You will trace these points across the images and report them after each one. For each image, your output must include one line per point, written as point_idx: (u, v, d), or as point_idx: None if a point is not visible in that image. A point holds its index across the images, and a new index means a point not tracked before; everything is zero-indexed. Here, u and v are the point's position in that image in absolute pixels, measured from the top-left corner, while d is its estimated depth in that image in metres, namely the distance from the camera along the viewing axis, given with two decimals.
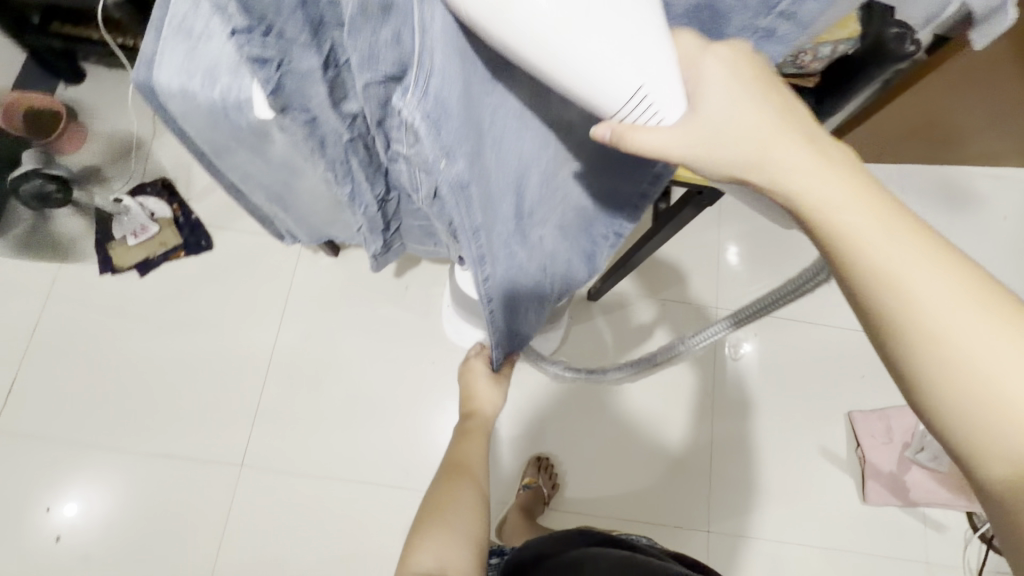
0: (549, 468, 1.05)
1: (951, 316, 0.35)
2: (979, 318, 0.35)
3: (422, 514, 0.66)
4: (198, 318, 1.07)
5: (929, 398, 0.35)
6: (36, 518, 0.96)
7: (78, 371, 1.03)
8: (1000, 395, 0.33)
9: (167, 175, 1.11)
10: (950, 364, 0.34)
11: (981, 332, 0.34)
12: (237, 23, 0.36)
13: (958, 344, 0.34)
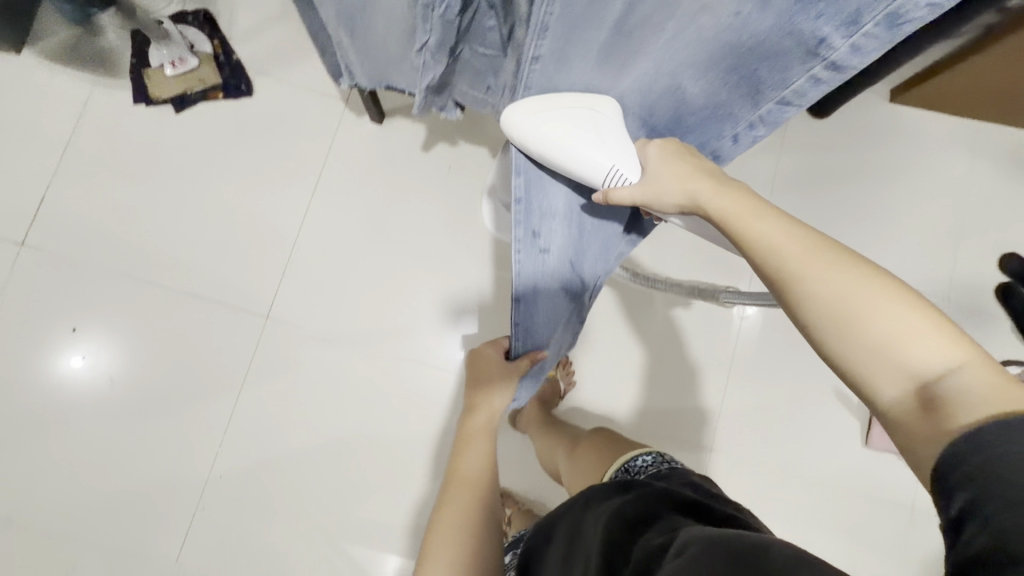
0: (567, 366, 1.08)
1: (849, 281, 0.44)
2: (874, 284, 0.44)
3: (428, 538, 0.66)
4: (229, 166, 1.02)
5: (871, 376, 0.42)
6: (63, 337, 0.98)
7: (108, 202, 1.01)
8: (897, 338, 0.41)
9: (210, 7, 1.03)
10: (857, 325, 0.43)
11: (884, 307, 0.42)
12: None
13: (869, 318, 0.43)
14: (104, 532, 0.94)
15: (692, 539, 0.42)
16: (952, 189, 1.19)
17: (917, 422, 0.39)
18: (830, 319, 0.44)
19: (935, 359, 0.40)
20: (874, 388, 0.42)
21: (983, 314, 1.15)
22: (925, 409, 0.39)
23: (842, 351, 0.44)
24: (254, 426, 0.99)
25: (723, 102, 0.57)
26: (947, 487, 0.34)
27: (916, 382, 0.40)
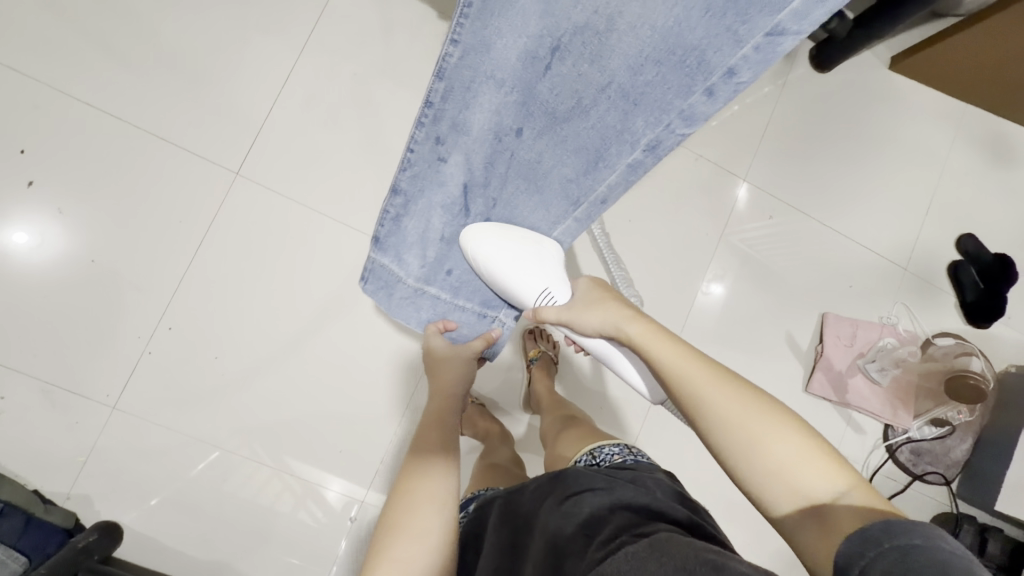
0: (548, 335, 1.08)
1: (745, 411, 0.48)
2: (751, 405, 0.48)
3: (374, 548, 0.56)
4: (212, 12, 0.96)
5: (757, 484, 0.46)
6: (9, 157, 0.90)
7: (76, 21, 0.93)
8: (778, 452, 0.46)
9: None
10: (743, 441, 0.47)
11: (769, 420, 0.47)
12: None
13: (768, 450, 0.46)
14: (41, 366, 0.90)
15: (661, 537, 0.39)
16: (925, 163, 1.24)
17: (790, 517, 0.44)
18: (712, 422, 0.49)
19: (827, 482, 0.43)
20: (765, 500, 0.46)
21: (930, 285, 1.23)
22: (821, 524, 0.42)
23: (729, 463, 0.48)
24: (214, 283, 0.96)
25: (693, 48, 0.50)
26: (841, 568, 0.38)
27: (808, 500, 0.43)
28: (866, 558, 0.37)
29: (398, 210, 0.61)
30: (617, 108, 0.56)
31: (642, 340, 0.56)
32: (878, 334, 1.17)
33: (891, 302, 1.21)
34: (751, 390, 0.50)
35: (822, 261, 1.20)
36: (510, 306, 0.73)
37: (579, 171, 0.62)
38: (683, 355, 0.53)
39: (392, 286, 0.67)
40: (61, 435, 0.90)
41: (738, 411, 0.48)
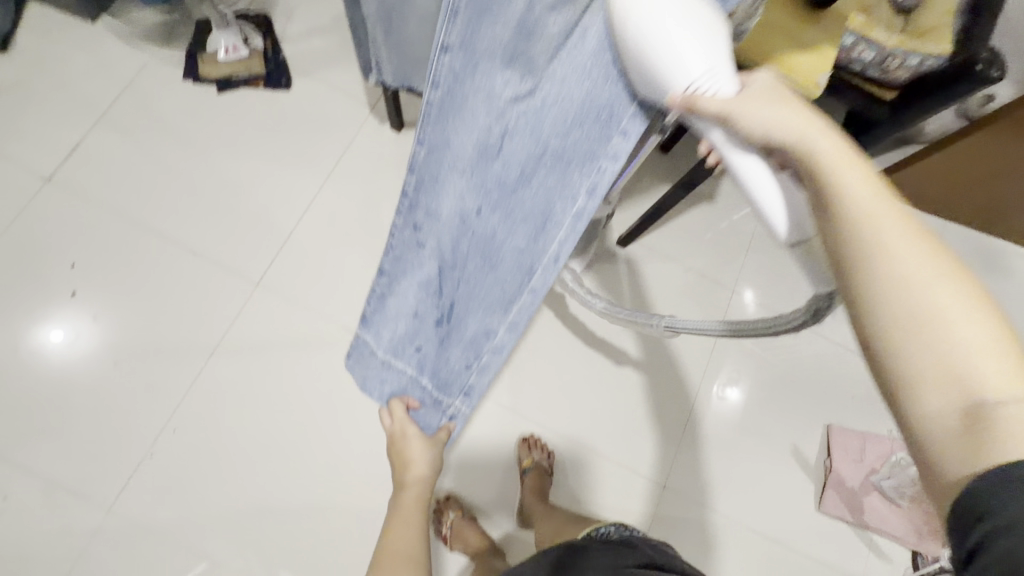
0: (542, 443, 1.06)
1: (904, 266, 0.35)
2: (930, 268, 0.35)
3: None
4: (253, 149, 1.12)
5: (901, 393, 0.34)
6: (59, 271, 1.01)
7: (137, 155, 1.09)
8: (953, 351, 0.33)
9: (268, 12, 1.18)
10: (893, 311, 0.35)
11: (952, 305, 0.34)
12: None
13: (939, 336, 0.33)
14: (48, 466, 0.93)
15: None
16: None
17: (954, 441, 0.32)
18: (877, 256, 0.36)
19: (998, 381, 0.32)
20: (921, 416, 0.34)
21: None
22: (976, 439, 0.31)
23: (900, 351, 0.34)
24: (223, 385, 1.01)
25: (603, 104, 0.50)
26: (962, 527, 0.31)
27: (976, 404, 0.32)
28: (1011, 506, 0.29)
29: (383, 288, 0.74)
30: (556, 172, 0.53)
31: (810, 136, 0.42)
32: (887, 448, 1.13)
33: None
34: (939, 249, 0.36)
35: (822, 369, 1.19)
36: (463, 391, 0.74)
37: (532, 239, 0.57)
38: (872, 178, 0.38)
39: (367, 360, 0.81)
40: (53, 538, 0.91)
41: (892, 303, 0.35)
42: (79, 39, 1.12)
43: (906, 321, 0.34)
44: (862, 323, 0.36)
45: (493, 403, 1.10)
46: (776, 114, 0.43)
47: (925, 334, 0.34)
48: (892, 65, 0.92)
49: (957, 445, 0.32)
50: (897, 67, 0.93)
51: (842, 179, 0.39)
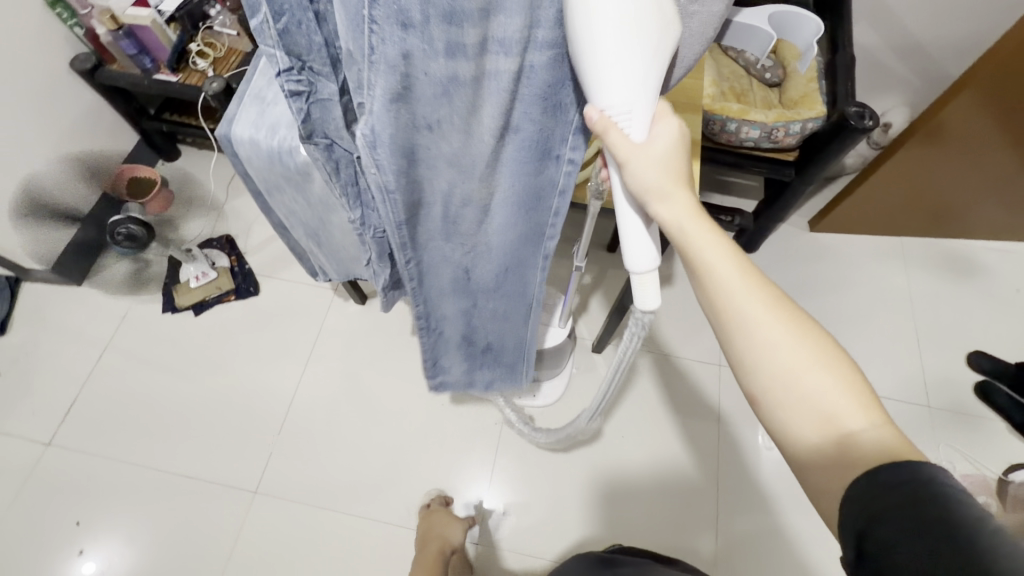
0: None
1: (763, 316, 0.42)
2: (784, 321, 0.42)
3: None
4: (233, 358, 1.19)
5: (777, 434, 0.42)
6: (65, 530, 1.03)
7: (130, 395, 1.15)
8: (809, 397, 0.40)
9: (230, 232, 1.31)
10: (754, 347, 0.42)
11: (793, 350, 0.41)
12: (279, 65, 0.45)
13: (801, 386, 0.40)
14: None
15: None
16: (890, 299, 1.26)
17: (826, 465, 0.38)
18: (729, 326, 0.43)
19: (852, 414, 0.38)
20: (795, 445, 0.40)
21: (966, 413, 1.14)
22: (839, 456, 0.37)
23: (767, 405, 0.42)
24: None
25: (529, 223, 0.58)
26: (847, 534, 0.34)
27: (833, 432, 0.38)
28: (890, 527, 0.31)
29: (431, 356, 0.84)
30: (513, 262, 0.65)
31: (676, 190, 0.45)
32: None
33: (934, 446, 1.11)
34: (785, 303, 0.43)
35: None
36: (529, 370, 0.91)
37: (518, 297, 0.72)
38: (716, 240, 0.45)
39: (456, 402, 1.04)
40: None
41: (760, 357, 0.42)
42: (66, 302, 1.24)
43: (771, 378, 0.41)
44: (744, 379, 0.43)
45: (515, 554, 1.02)
46: (645, 171, 0.44)
47: (786, 388, 0.40)
48: (780, 135, 1.01)
49: (820, 474, 0.38)
50: (784, 136, 1.01)
51: (692, 243, 0.45)
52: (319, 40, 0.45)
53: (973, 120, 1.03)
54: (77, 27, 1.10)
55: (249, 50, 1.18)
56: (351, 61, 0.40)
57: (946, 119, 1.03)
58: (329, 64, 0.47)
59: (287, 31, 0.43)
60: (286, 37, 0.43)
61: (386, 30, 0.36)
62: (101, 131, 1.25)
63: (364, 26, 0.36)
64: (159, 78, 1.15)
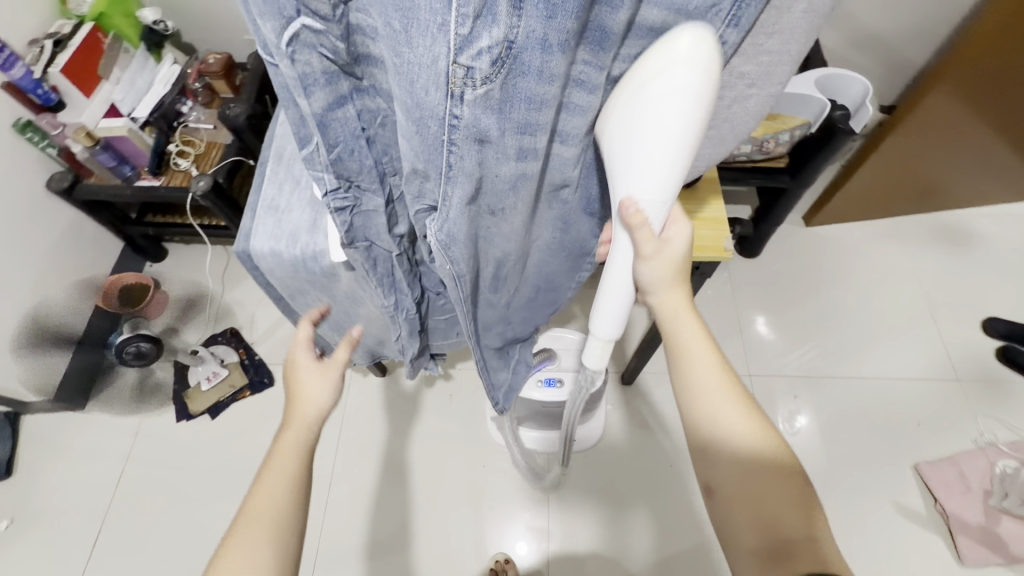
0: None
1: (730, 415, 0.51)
2: (746, 421, 0.50)
3: None
4: (258, 456, 1.14)
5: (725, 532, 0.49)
6: None
7: (158, 515, 1.10)
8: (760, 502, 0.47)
9: (233, 324, 1.28)
10: (714, 440, 0.51)
11: (745, 449, 0.49)
12: (328, 186, 0.49)
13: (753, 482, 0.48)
14: None
15: None
16: (896, 280, 1.28)
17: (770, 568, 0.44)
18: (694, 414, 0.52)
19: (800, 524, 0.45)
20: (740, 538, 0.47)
21: (994, 380, 1.16)
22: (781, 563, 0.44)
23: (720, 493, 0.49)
24: None
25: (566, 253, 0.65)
26: None
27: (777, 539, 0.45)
28: None
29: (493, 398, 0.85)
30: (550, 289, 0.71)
31: (670, 290, 0.55)
32: (985, 462, 1.06)
33: (972, 419, 1.12)
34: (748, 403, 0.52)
35: (873, 413, 1.14)
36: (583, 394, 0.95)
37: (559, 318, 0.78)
38: (697, 334, 0.54)
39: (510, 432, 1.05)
40: None
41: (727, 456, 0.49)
42: (72, 427, 1.18)
43: (731, 471, 0.49)
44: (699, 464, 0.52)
45: None
46: (654, 270, 0.53)
47: (741, 487, 0.48)
48: (772, 146, 1.02)
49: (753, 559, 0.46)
50: (775, 145, 1.01)
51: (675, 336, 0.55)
52: (370, 162, 0.48)
53: (950, 102, 1.06)
54: (50, 147, 1.07)
55: (228, 141, 1.16)
56: (420, 171, 0.44)
57: (925, 106, 1.07)
58: (377, 180, 0.50)
59: (340, 159, 0.46)
60: (338, 164, 0.47)
61: (465, 148, 0.40)
62: (84, 245, 1.21)
63: (443, 149, 0.39)
64: (142, 184, 1.12)
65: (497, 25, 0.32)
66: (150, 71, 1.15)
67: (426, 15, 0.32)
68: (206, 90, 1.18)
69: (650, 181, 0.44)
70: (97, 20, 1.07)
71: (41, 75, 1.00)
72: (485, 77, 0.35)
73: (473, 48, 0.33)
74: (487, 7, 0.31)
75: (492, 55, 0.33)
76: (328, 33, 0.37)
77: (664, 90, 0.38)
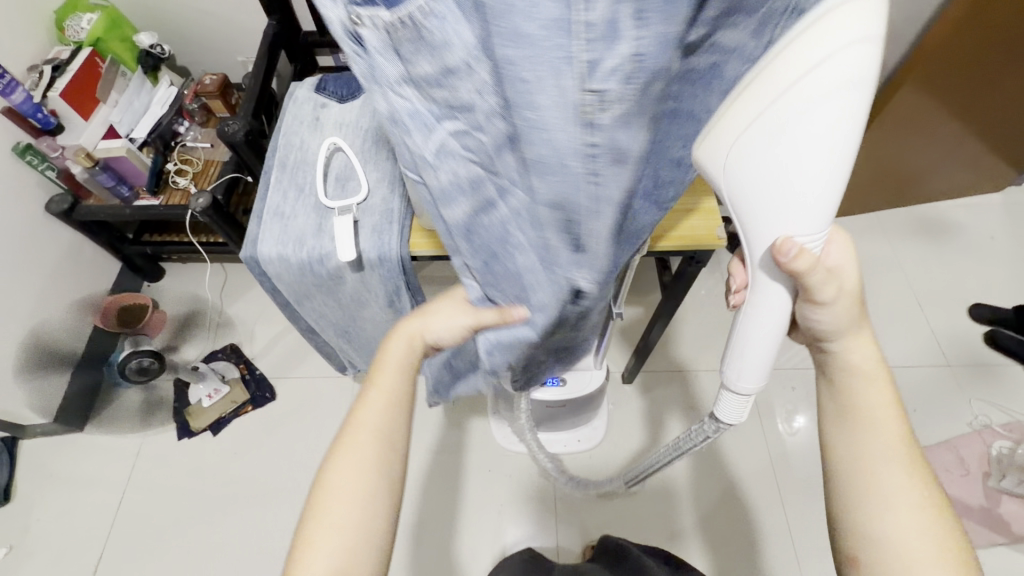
0: None
1: (906, 465, 0.44)
2: (914, 477, 0.44)
3: None
4: (262, 471, 1.14)
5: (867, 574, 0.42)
6: None
7: (163, 536, 1.08)
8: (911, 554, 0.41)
9: (233, 340, 1.28)
10: (886, 486, 0.43)
11: (913, 499, 0.43)
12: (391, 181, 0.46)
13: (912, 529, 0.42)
14: None
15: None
16: (885, 272, 1.31)
17: None
18: (861, 453, 0.45)
19: None
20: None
21: (985, 365, 1.18)
22: None
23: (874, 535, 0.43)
24: None
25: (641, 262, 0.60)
26: None
27: None
28: None
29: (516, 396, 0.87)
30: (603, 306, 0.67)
31: (850, 326, 0.47)
32: (982, 445, 1.08)
33: (967, 403, 1.14)
34: (918, 457, 0.45)
35: None
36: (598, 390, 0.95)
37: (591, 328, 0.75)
38: (875, 369, 0.47)
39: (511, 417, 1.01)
40: None
41: (895, 495, 0.43)
42: (72, 451, 1.17)
43: (892, 501, 0.43)
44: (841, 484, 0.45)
45: None
46: (835, 314, 0.46)
47: (906, 533, 0.42)
48: None
49: None
50: None
51: (843, 370, 0.48)
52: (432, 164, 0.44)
53: (922, 98, 1.11)
54: (49, 169, 1.08)
55: (225, 158, 1.19)
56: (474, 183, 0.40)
57: (899, 101, 1.12)
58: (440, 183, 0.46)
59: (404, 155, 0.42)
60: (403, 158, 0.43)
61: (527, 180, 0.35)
62: (82, 266, 1.22)
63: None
64: (140, 204, 1.13)
65: (620, 42, 0.25)
66: (146, 93, 1.17)
67: (537, 29, 0.25)
68: (202, 110, 1.21)
69: (809, 216, 0.37)
70: (94, 45, 1.10)
71: (40, 99, 1.02)
72: (610, 102, 0.28)
73: (599, 69, 0.26)
74: (612, 21, 0.25)
75: (621, 75, 0.27)
76: (388, 23, 0.31)
77: (800, 112, 0.31)
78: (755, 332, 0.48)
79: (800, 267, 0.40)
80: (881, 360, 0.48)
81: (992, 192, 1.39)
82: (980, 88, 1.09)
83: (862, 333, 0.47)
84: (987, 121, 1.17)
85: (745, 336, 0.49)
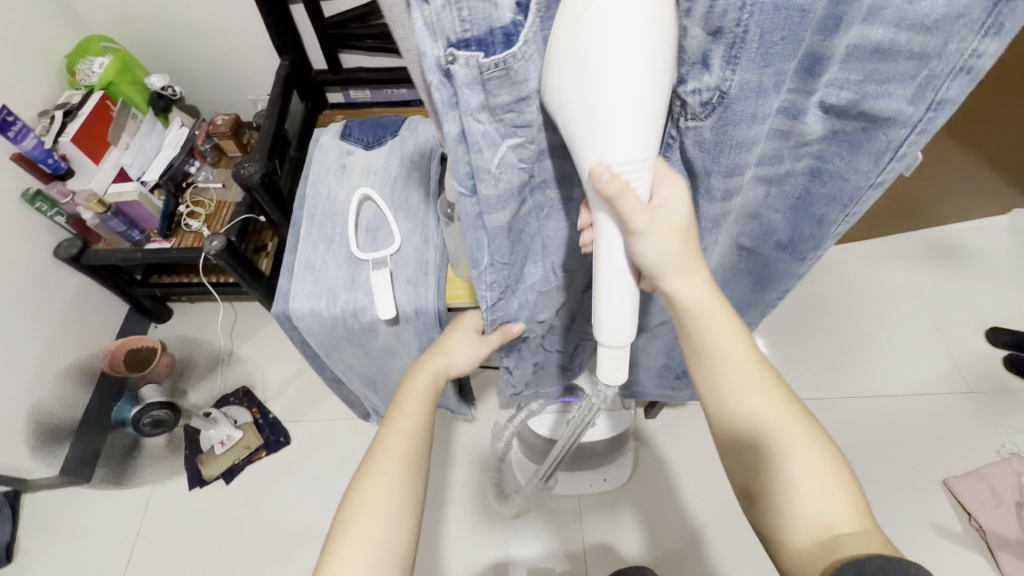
0: None
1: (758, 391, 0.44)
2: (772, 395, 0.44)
3: None
4: (279, 521, 1.10)
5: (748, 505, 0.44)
6: None
7: None
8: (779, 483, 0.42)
9: (245, 383, 1.24)
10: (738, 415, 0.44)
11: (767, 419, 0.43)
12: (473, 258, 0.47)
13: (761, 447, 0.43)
14: None
15: None
16: (901, 299, 1.32)
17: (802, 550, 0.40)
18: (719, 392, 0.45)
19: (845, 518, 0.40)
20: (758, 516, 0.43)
21: (1008, 390, 1.18)
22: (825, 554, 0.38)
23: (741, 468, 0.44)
24: None
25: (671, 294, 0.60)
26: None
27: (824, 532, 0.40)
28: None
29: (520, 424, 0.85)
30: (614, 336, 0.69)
31: (684, 262, 0.41)
32: (1012, 473, 1.07)
33: (992, 429, 1.13)
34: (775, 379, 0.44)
35: (896, 432, 1.14)
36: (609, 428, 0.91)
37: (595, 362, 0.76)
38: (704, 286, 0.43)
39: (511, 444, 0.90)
40: None
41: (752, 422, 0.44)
42: (78, 504, 1.12)
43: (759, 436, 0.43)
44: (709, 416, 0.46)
45: None
46: (658, 244, 0.39)
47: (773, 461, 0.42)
48: None
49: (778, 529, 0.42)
50: None
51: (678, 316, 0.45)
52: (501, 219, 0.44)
53: None
54: (58, 215, 1.06)
55: (237, 198, 1.18)
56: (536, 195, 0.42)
57: None
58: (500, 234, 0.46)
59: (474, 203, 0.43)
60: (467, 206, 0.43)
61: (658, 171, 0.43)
62: (90, 309, 1.19)
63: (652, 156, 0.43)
64: (152, 246, 1.11)
65: (709, 70, 0.34)
66: (157, 134, 1.16)
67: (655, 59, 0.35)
68: (214, 150, 1.20)
69: (619, 140, 0.33)
70: (105, 89, 1.09)
71: (51, 144, 1.01)
72: (695, 108, 0.37)
73: (688, 84, 0.36)
74: (705, 54, 0.34)
75: (706, 93, 0.36)
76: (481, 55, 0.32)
77: (613, 33, 0.30)
78: (610, 281, 0.41)
79: (613, 194, 0.35)
80: (711, 288, 0.43)
81: (998, 215, 1.41)
82: (983, 111, 1.13)
83: (695, 275, 0.42)
84: (988, 144, 1.22)
85: (600, 284, 0.42)
